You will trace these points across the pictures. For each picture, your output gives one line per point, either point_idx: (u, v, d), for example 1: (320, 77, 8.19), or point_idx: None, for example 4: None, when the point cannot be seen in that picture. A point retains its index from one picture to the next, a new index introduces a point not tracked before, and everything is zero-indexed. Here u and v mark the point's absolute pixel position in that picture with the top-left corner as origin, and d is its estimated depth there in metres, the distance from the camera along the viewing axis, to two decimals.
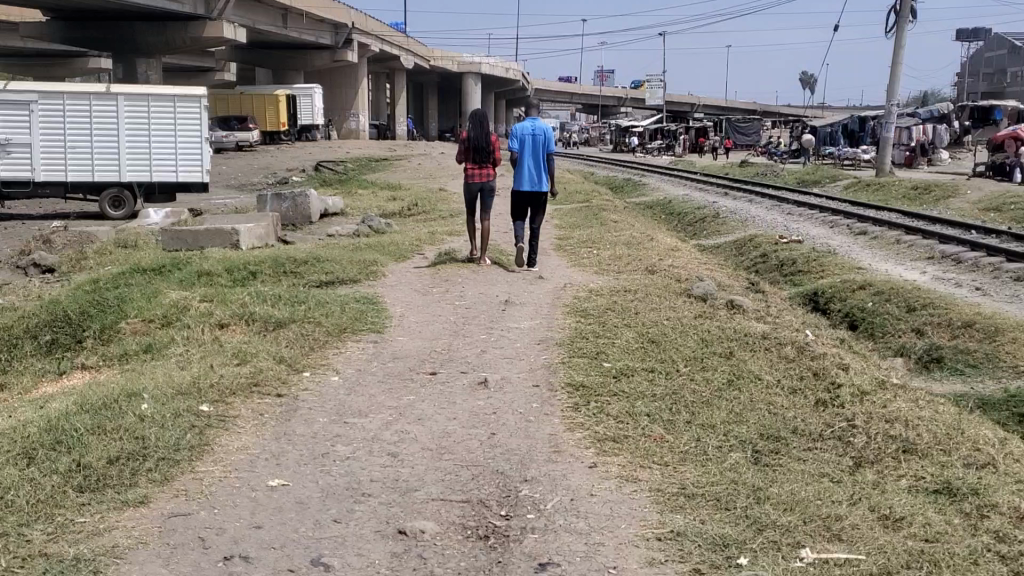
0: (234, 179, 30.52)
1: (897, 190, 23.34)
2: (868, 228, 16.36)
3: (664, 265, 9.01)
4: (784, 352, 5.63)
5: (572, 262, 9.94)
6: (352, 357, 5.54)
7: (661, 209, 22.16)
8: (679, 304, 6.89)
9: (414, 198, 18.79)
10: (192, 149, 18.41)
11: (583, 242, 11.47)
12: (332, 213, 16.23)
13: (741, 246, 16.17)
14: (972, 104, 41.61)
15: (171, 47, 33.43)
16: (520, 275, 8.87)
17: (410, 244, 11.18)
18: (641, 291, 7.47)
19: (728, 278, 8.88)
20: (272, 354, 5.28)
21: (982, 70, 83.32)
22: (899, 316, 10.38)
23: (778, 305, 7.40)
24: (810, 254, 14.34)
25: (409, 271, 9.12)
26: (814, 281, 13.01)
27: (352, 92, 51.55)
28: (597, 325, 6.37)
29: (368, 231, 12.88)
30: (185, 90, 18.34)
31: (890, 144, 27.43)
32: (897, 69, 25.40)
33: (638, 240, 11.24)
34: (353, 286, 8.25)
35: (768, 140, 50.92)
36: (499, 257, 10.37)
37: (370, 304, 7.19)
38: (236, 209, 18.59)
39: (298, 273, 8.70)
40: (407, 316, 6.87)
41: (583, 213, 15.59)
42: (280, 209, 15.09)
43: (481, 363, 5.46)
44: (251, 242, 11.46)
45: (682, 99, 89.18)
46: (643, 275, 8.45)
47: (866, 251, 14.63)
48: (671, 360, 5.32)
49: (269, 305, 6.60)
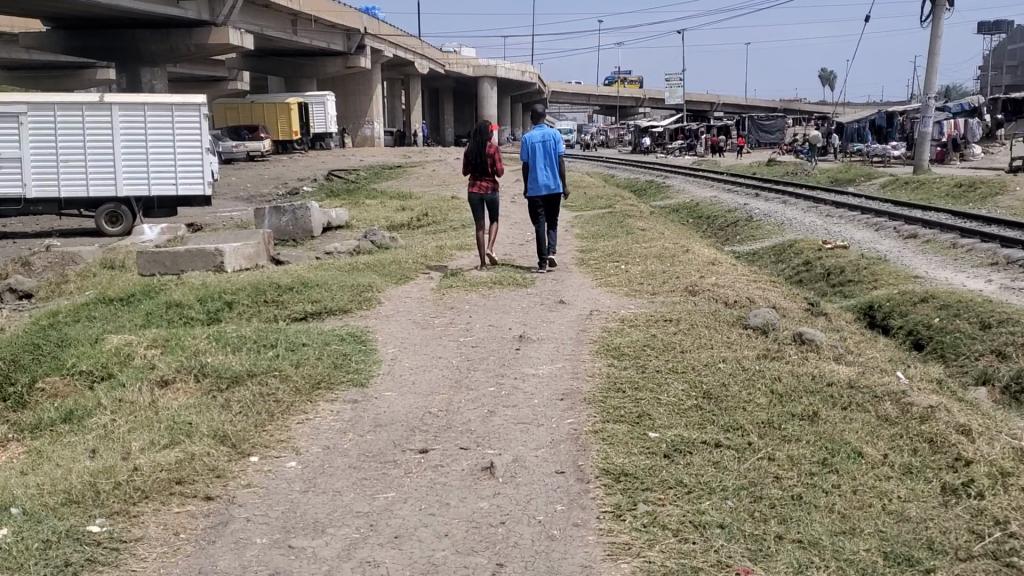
0: (242, 190, 29.47)
1: (938, 188, 21.93)
2: (918, 230, 15.00)
3: (706, 283, 7.71)
4: (883, 410, 4.32)
5: (599, 280, 8.64)
6: (321, 427, 4.28)
7: (688, 212, 20.89)
8: (735, 340, 5.58)
9: (425, 207, 17.61)
10: (193, 160, 17.23)
11: (609, 255, 10.22)
12: (336, 226, 15.04)
13: (781, 254, 14.85)
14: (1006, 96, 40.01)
15: (176, 55, 32.47)
16: (538, 299, 7.59)
17: (415, 261, 9.96)
18: (687, 321, 6.19)
19: (783, 298, 7.58)
20: (213, 430, 4.06)
21: (1004, 65, 81.60)
22: (974, 334, 9.04)
23: (854, 336, 6.07)
24: (859, 262, 13.00)
25: (411, 295, 7.85)
26: (866, 293, 11.70)
27: (365, 99, 50.42)
28: (635, 369, 5.10)
29: (371, 246, 11.66)
30: (184, 98, 17.16)
31: (927, 139, 25.99)
32: (934, 60, 23.99)
33: (671, 253, 9.94)
34: (341, 319, 7.02)
35: (792, 138, 49.46)
36: (514, 273, 9.07)
37: (357, 343, 5.95)
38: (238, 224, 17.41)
39: (279, 302, 7.50)
40: (402, 359, 5.60)
41: (608, 220, 14.36)
42: (279, 224, 13.92)
43: (488, 433, 4.19)
44: (237, 263, 10.26)
45: (702, 98, 87.80)
46: (684, 299, 7.15)
47: (919, 257, 13.29)
48: (738, 426, 4.06)
49: (225, 352, 5.37)
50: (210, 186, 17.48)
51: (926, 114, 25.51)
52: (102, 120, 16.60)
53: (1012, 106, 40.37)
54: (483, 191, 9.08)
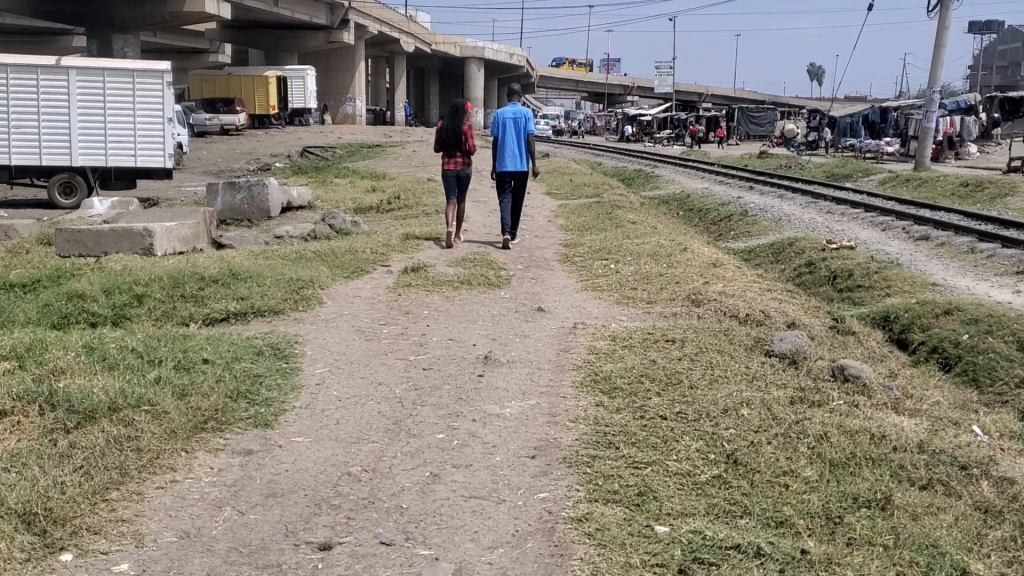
0: (212, 165, 28.02)
1: (942, 187, 20.84)
2: (930, 232, 13.85)
3: (712, 291, 6.49)
4: (979, 496, 3.11)
5: (585, 282, 7.42)
6: (187, 499, 3.04)
7: (678, 204, 19.71)
8: (757, 376, 4.36)
9: (397, 189, 16.35)
10: (154, 131, 15.74)
11: (596, 251, 9.02)
12: (297, 206, 13.74)
13: (780, 253, 13.64)
14: (1002, 95, 39.13)
15: (149, 22, 30.88)
16: (513, 305, 6.35)
17: (375, 252, 8.68)
18: (695, 342, 4.95)
19: (803, 312, 6.36)
20: (23, 504, 2.79)
21: (995, 64, 80.96)
22: (1011, 357, 7.89)
23: (897, 371, 4.88)
24: (869, 265, 11.82)
25: (361, 294, 6.58)
26: (879, 300, 10.57)
27: (348, 76, 48.85)
28: (632, 413, 3.86)
29: (329, 231, 10.37)
30: (146, 63, 15.61)
31: (931, 136, 24.85)
32: (942, 53, 22.87)
33: (667, 252, 8.71)
34: (269, 324, 5.76)
35: (783, 131, 48.37)
36: (485, 270, 7.84)
37: (278, 360, 4.68)
38: (199, 201, 16.02)
39: (200, 298, 6.22)
40: (329, 385, 4.33)
41: (595, 209, 13.15)
42: (234, 201, 12.63)
43: (425, 513, 2.95)
44: (169, 246, 8.91)
45: (690, 88, 86.75)
46: (687, 314, 5.93)
47: (934, 262, 12.18)
48: (781, 520, 2.84)
49: (93, 373, 4.08)
50: (171, 159, 15.99)
51: (930, 109, 24.36)
52: (56, 85, 15.20)
53: (1009, 104, 39.47)
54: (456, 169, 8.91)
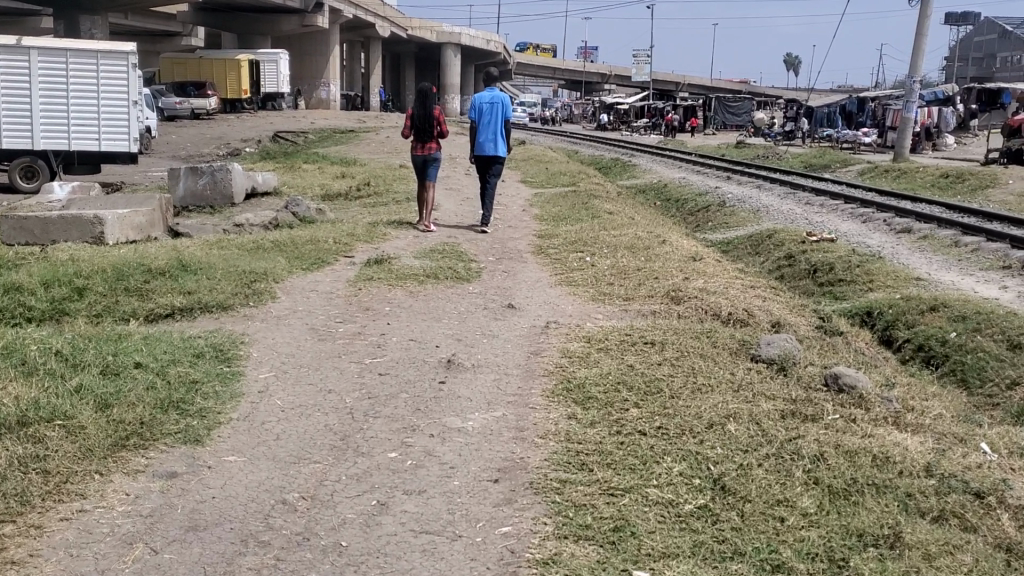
0: (182, 150, 27.41)
1: (922, 178, 20.61)
2: (912, 225, 13.56)
3: (694, 287, 6.12)
4: (997, 532, 2.76)
5: (559, 276, 7.04)
6: (95, 533, 2.64)
7: (656, 193, 19.37)
8: (745, 385, 3.99)
9: (368, 175, 15.89)
10: (118, 114, 15.29)
11: (571, 242, 8.64)
12: (262, 192, 13.26)
13: (759, 245, 13.31)
14: (978, 86, 39.07)
15: (117, 3, 30.17)
16: (482, 302, 5.95)
17: (338, 242, 8.25)
18: (676, 345, 4.58)
19: (789, 310, 6.00)
20: None
21: (970, 56, 81.21)
22: (1001, 356, 7.58)
23: (892, 379, 4.53)
24: (851, 258, 11.50)
25: (320, 288, 6.16)
26: (861, 295, 10.25)
27: (322, 61, 48.13)
28: (607, 428, 3.48)
29: (292, 219, 9.92)
30: (110, 44, 15.19)
31: (910, 126, 24.64)
32: (922, 43, 22.63)
33: (646, 244, 8.34)
34: (218, 321, 5.33)
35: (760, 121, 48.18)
36: (453, 263, 7.44)
37: (221, 366, 4.26)
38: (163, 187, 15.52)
39: (146, 292, 5.78)
40: (273, 393, 3.94)
41: (571, 199, 12.76)
42: (195, 187, 12.13)
43: (369, 551, 2.56)
44: (120, 234, 8.44)
45: (668, 77, 86.45)
46: (667, 314, 5.56)
47: (917, 255, 11.89)
48: (778, 564, 2.48)
49: (6, 379, 3.65)
50: (137, 143, 15.49)
51: (910, 100, 24.13)
52: (17, 66, 14.50)
53: (986, 95, 39.44)
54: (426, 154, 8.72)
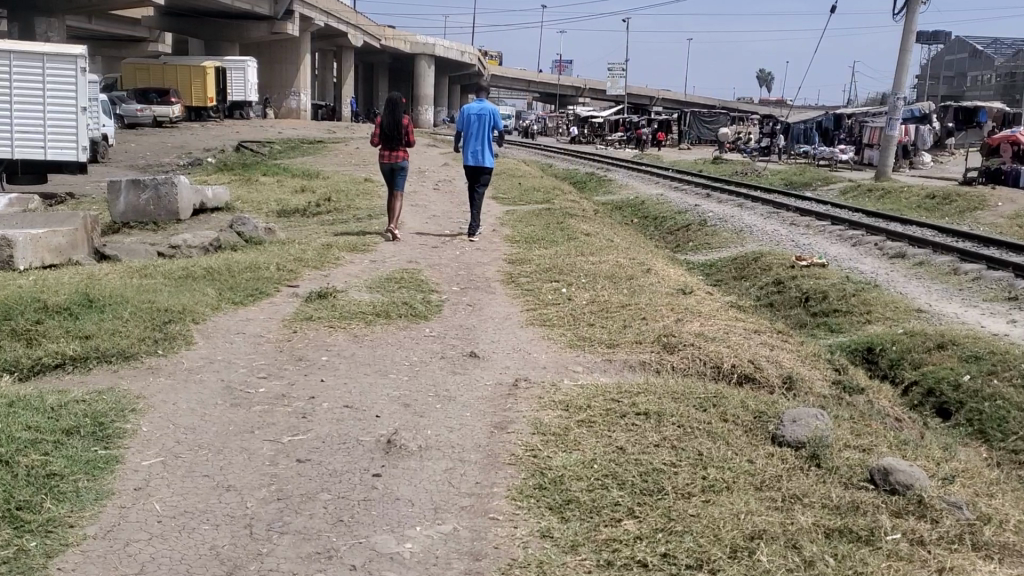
0: (141, 159, 26.38)
1: (908, 198, 19.91)
2: (906, 249, 12.78)
3: (690, 331, 5.21)
4: None
5: (532, 312, 6.13)
6: None
7: (633, 211, 18.58)
8: (767, 482, 3.11)
9: (329, 189, 14.97)
10: (66, 122, 14.17)
11: (545, 269, 7.75)
12: (211, 208, 12.27)
13: (745, 269, 12.48)
14: (955, 104, 38.61)
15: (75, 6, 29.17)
16: (443, 347, 5.03)
17: (281, 267, 7.31)
18: (676, 417, 3.66)
19: (800, 360, 5.11)
20: None
21: (941, 75, 81.15)
22: None
23: (944, 465, 3.63)
24: (845, 286, 10.67)
25: (251, 330, 5.22)
26: (859, 328, 9.43)
27: (292, 69, 47.04)
28: (593, 558, 2.57)
29: (237, 239, 8.95)
30: (57, 47, 14.10)
31: (892, 144, 23.98)
32: (904, 59, 21.98)
33: (628, 274, 7.47)
34: (115, 376, 4.37)
35: (734, 137, 47.60)
36: (411, 294, 6.54)
37: (93, 448, 3.31)
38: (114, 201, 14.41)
39: (37, 333, 4.81)
40: (153, 493, 3.00)
41: (545, 218, 11.89)
42: (136, 201, 11.12)
43: None
44: (33, 257, 7.44)
45: (642, 92, 86.03)
46: (659, 370, 4.65)
47: (914, 283, 11.11)
48: None
49: None
50: (85, 151, 14.43)
51: (893, 117, 23.47)
52: None
53: (962, 114, 38.98)
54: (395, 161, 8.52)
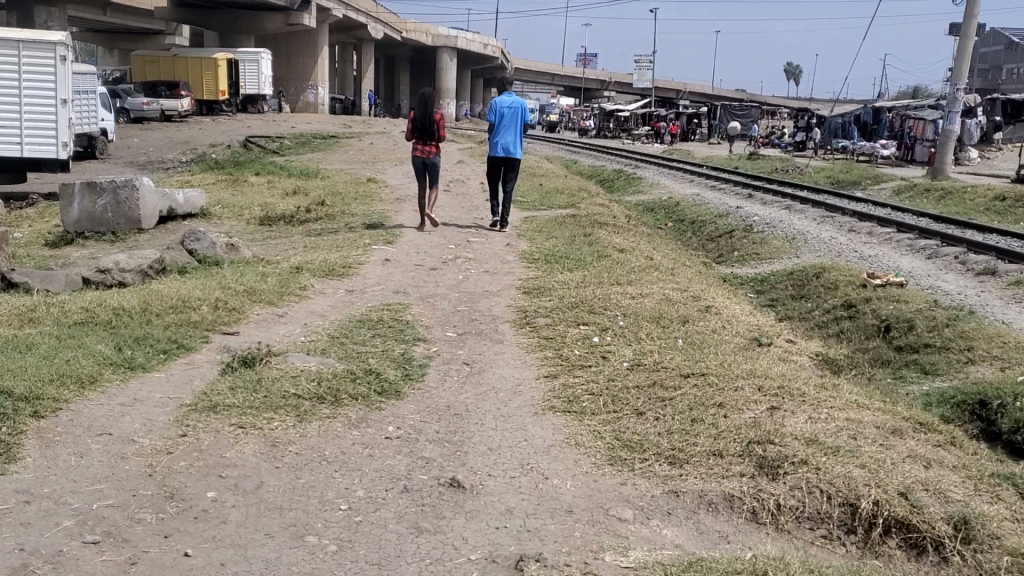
0: (142, 155, 24.78)
1: (972, 200, 17.83)
2: (996, 264, 10.81)
3: (795, 435, 3.37)
4: None
5: (555, 382, 4.27)
6: None
7: (667, 213, 16.72)
8: None
9: (325, 192, 13.17)
10: (44, 118, 12.26)
11: (571, 304, 5.92)
12: (183, 212, 10.44)
13: (804, 287, 10.58)
14: (1004, 96, 36.16)
15: None
16: (411, 464, 3.18)
17: (225, 307, 5.51)
18: None
19: (970, 484, 3.25)
20: None
21: (977, 66, 78.06)
22: None
23: None
24: (934, 314, 8.73)
25: (125, 432, 3.39)
26: (960, 371, 7.49)
27: (310, 61, 45.31)
28: None
29: (188, 258, 7.18)
30: (35, 33, 12.09)
31: (952, 139, 21.85)
32: (965, 46, 19.83)
33: (678, 314, 5.62)
34: None
35: (766, 132, 45.36)
36: (385, 349, 4.73)
37: None
38: (93, 201, 12.56)
39: None
40: None
41: (570, 227, 10.06)
42: (91, 208, 9.15)
43: None
44: None
45: (670, 85, 83.76)
46: (757, 532, 2.82)
47: (1015, 308, 9.15)
48: None
49: None
50: (67, 148, 12.53)
51: (952, 109, 21.34)
52: None
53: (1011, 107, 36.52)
54: (427, 159, 7.59)
